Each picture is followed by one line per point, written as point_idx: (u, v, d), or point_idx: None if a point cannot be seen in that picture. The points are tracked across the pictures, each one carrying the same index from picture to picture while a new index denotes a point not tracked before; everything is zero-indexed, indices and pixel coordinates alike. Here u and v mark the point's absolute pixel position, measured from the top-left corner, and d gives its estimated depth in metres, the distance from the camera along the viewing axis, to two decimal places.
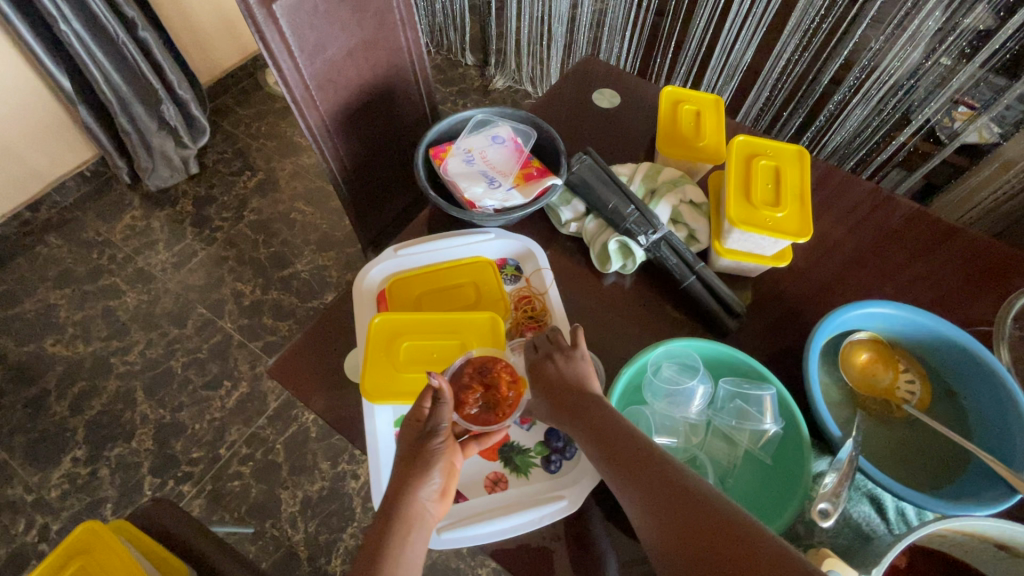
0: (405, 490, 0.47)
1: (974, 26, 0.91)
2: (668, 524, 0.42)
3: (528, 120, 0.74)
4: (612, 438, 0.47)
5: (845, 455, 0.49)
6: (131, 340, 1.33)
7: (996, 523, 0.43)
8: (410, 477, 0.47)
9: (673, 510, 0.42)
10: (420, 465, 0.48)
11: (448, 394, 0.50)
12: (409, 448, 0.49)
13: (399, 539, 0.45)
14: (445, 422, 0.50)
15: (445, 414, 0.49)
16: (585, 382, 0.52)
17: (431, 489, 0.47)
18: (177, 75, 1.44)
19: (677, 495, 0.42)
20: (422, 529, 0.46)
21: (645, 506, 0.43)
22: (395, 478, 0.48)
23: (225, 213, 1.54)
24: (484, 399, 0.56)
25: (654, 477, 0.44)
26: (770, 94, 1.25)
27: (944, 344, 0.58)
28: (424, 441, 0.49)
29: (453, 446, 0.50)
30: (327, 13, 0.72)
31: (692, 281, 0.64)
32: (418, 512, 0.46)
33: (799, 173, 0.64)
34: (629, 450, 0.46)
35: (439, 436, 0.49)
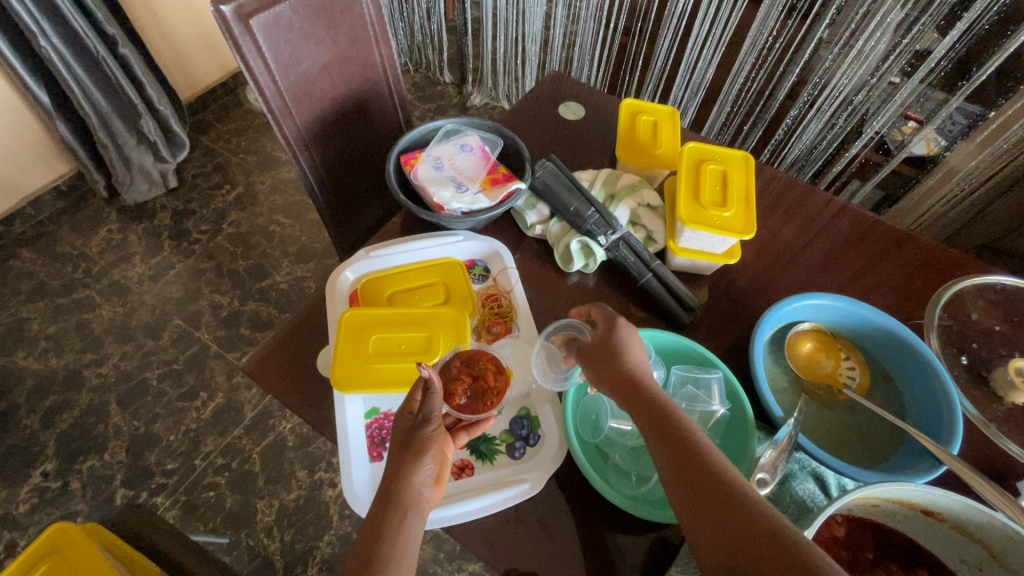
0: (401, 476, 0.49)
1: (913, 46, 0.97)
2: (702, 514, 0.43)
3: (495, 129, 0.78)
4: (661, 427, 0.48)
5: (784, 433, 0.52)
6: (106, 353, 1.32)
7: (918, 488, 0.46)
8: (405, 464, 0.49)
9: (708, 500, 0.43)
10: (414, 452, 0.50)
11: (438, 385, 0.52)
12: (405, 436, 0.51)
13: (397, 523, 0.46)
14: (436, 411, 0.51)
15: (435, 404, 0.51)
16: (641, 371, 0.53)
17: (426, 475, 0.49)
18: (156, 91, 1.46)
19: (716, 492, 0.43)
20: (420, 515, 0.48)
21: (685, 495, 0.45)
22: (391, 466, 0.50)
23: (204, 226, 1.55)
24: (473, 390, 0.59)
25: (698, 470, 0.45)
26: (731, 110, 1.32)
27: (879, 331, 0.63)
28: (419, 429, 0.51)
29: (442, 433, 0.52)
30: (302, 30, 0.76)
31: (649, 278, 0.68)
32: (414, 498, 0.48)
33: (744, 175, 0.69)
34: (678, 439, 0.47)
35: (432, 424, 0.51)
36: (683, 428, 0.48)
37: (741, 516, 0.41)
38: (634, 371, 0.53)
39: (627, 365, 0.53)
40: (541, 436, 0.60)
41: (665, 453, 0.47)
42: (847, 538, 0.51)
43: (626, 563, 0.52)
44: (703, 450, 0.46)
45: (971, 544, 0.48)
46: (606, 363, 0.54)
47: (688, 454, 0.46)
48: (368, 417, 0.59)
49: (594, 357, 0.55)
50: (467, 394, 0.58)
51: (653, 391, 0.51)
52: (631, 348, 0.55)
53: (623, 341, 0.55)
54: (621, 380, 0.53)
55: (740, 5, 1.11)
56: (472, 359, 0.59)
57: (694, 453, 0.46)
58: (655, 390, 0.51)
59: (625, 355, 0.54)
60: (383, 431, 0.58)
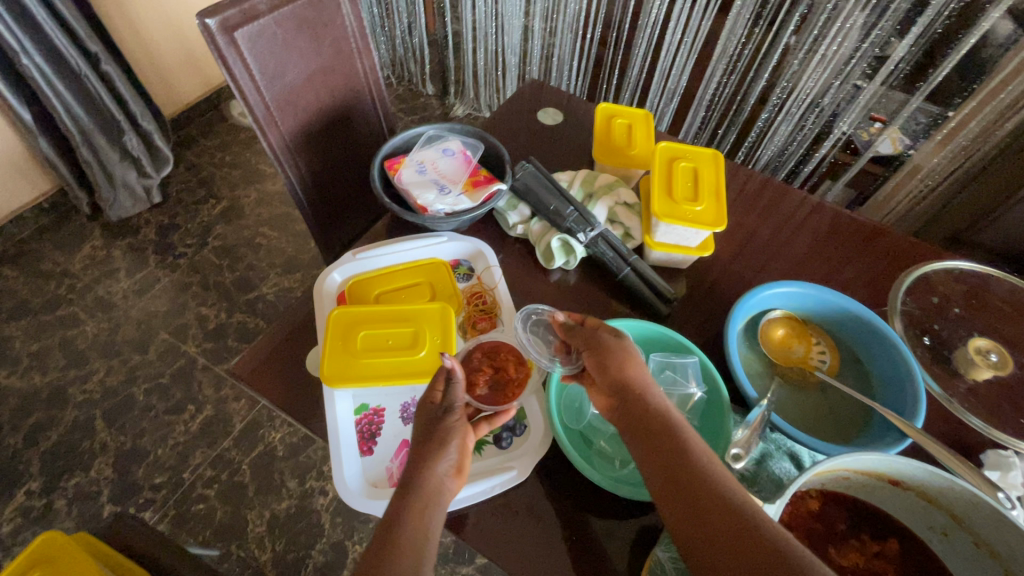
0: (425, 463, 0.50)
1: (872, 50, 1.03)
2: (693, 521, 0.44)
3: (475, 134, 0.81)
4: (660, 439, 0.49)
5: (756, 414, 0.55)
6: (90, 369, 1.31)
7: (883, 458, 0.49)
8: (429, 452, 0.51)
9: (699, 510, 0.44)
10: (437, 441, 0.52)
11: (460, 375, 0.55)
12: (428, 426, 0.53)
13: (421, 509, 0.47)
14: (459, 402, 0.54)
15: (458, 394, 0.54)
16: (643, 377, 0.53)
17: (448, 463, 0.51)
18: (140, 107, 1.47)
19: (711, 500, 0.44)
20: (442, 503, 0.49)
21: (678, 502, 0.45)
22: (413, 454, 0.51)
23: (189, 240, 1.55)
24: (494, 382, 0.62)
25: (697, 479, 0.45)
26: (705, 115, 1.37)
27: (845, 315, 0.67)
28: (442, 419, 0.53)
29: (463, 424, 0.54)
30: (286, 42, 0.78)
31: (627, 272, 0.71)
32: (436, 485, 0.49)
33: (715, 172, 0.73)
34: (677, 448, 0.48)
35: (455, 415, 0.53)
36: (679, 438, 0.48)
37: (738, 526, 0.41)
38: (635, 376, 0.53)
39: (629, 371, 0.53)
40: (527, 426, 0.62)
41: (662, 461, 0.47)
42: (823, 513, 0.53)
43: (613, 546, 0.54)
44: (701, 462, 0.46)
45: (936, 511, 0.51)
46: (606, 367, 0.54)
47: (686, 463, 0.46)
48: (358, 412, 0.60)
49: (594, 359, 0.55)
50: (487, 386, 0.61)
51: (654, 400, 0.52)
52: (632, 353, 0.55)
53: (625, 347, 0.55)
54: (621, 386, 0.53)
55: (710, 13, 1.17)
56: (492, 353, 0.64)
57: (692, 462, 0.46)
58: (656, 398, 0.52)
59: (627, 360, 0.54)
60: (373, 425, 0.60)
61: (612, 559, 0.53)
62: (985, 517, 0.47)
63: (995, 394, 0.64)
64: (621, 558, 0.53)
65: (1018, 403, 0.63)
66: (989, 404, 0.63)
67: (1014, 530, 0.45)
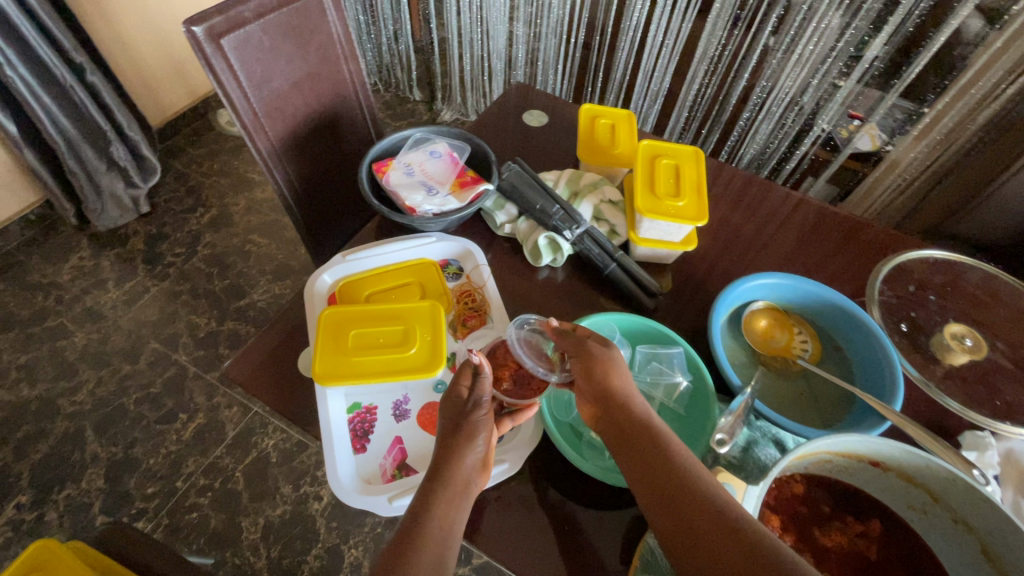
0: (454, 455, 0.51)
1: (847, 48, 1.06)
2: (679, 530, 0.45)
3: (461, 136, 0.82)
4: (646, 447, 0.50)
5: (739, 402, 0.56)
6: (80, 380, 1.30)
7: (861, 440, 0.50)
8: (457, 445, 0.51)
9: (685, 517, 0.45)
10: (465, 435, 0.52)
11: (488, 369, 0.56)
12: (455, 418, 0.54)
13: (448, 503, 0.48)
14: (486, 396, 0.55)
15: (486, 388, 0.54)
16: (627, 387, 0.54)
17: (476, 457, 0.51)
18: (126, 117, 1.47)
19: (695, 507, 0.44)
20: (468, 497, 0.50)
21: (664, 513, 0.46)
22: (441, 447, 0.52)
23: (178, 249, 1.55)
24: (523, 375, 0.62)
25: (680, 487, 0.46)
26: (688, 116, 1.39)
27: (825, 304, 0.68)
28: (469, 413, 0.53)
29: (490, 418, 0.54)
30: (272, 48, 0.79)
31: (613, 267, 0.72)
32: (463, 480, 0.50)
33: (696, 169, 0.74)
34: (660, 457, 0.49)
35: (482, 409, 0.54)
36: (663, 448, 0.49)
37: (721, 529, 0.42)
38: (619, 386, 0.54)
39: (613, 380, 0.54)
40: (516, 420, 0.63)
41: (648, 474, 0.48)
42: (807, 495, 0.55)
43: (606, 533, 0.55)
44: (685, 468, 0.47)
45: (916, 490, 0.52)
46: (591, 377, 0.55)
47: (669, 472, 0.47)
48: (350, 411, 0.61)
49: (581, 368, 0.56)
50: (514, 380, 0.62)
51: (639, 409, 0.53)
52: (618, 361, 0.56)
53: (612, 355, 0.56)
54: (605, 397, 0.54)
55: (689, 16, 1.20)
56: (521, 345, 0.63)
57: (676, 470, 0.47)
58: (639, 407, 0.53)
59: (611, 370, 0.55)
60: (366, 423, 0.61)
61: (605, 546, 0.54)
62: (962, 494, 0.49)
63: (971, 377, 0.66)
64: (612, 545, 0.54)
65: (993, 385, 0.65)
66: (966, 386, 0.65)
67: (989, 505, 0.47)
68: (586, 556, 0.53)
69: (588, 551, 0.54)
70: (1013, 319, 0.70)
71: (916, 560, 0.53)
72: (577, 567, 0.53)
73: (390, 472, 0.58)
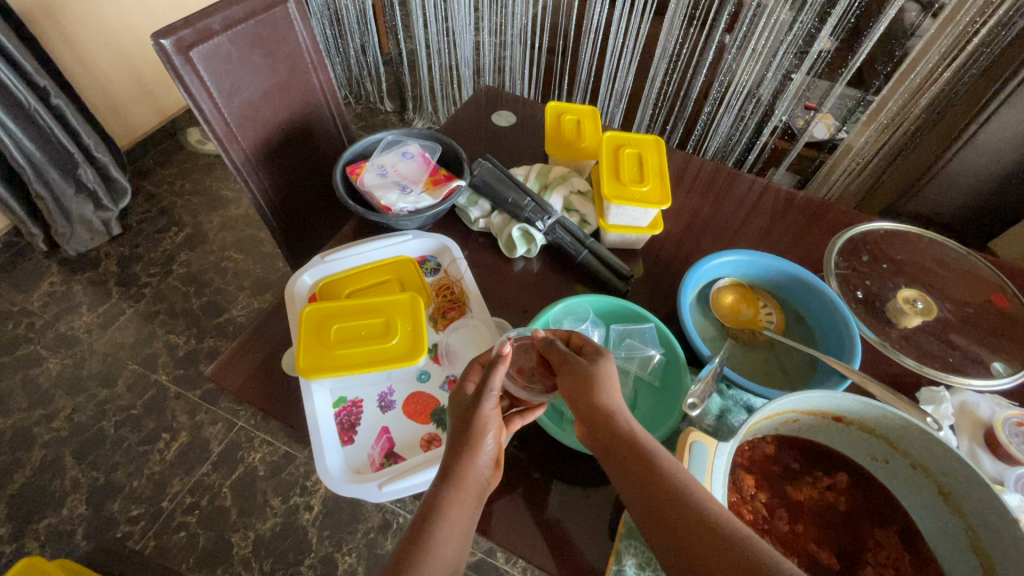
0: (467, 453, 0.49)
1: (795, 41, 1.09)
2: (678, 551, 0.43)
3: (432, 137, 0.85)
4: (634, 463, 0.48)
5: (710, 369, 0.59)
6: (56, 407, 1.27)
7: (826, 397, 0.53)
8: (466, 444, 0.50)
9: (681, 534, 0.43)
10: (476, 431, 0.50)
11: (502, 365, 0.52)
12: (464, 413, 0.51)
13: (459, 513, 0.46)
14: (496, 389, 0.52)
15: (495, 380, 0.51)
16: (611, 401, 0.52)
17: (487, 455, 0.50)
18: (94, 139, 1.45)
19: (690, 524, 0.43)
20: (479, 499, 0.49)
21: (657, 532, 0.45)
22: (454, 444, 0.50)
23: (152, 269, 1.54)
24: (529, 373, 0.59)
25: (670, 504, 0.45)
26: (653, 113, 1.44)
27: (785, 277, 0.72)
28: (477, 405, 0.51)
29: (497, 411, 0.52)
30: (240, 60, 0.81)
31: (585, 254, 0.75)
32: (476, 481, 0.49)
33: (658, 156, 0.78)
34: (648, 471, 0.47)
35: (489, 400, 0.51)
36: (652, 461, 0.47)
37: (716, 548, 0.41)
38: (606, 401, 0.52)
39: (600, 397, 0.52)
40: None
41: (639, 491, 0.47)
42: (778, 455, 0.58)
43: (592, 507, 0.57)
44: (675, 480, 0.46)
45: (876, 441, 0.55)
46: (578, 395, 0.53)
47: (658, 488, 0.46)
48: (336, 405, 0.62)
49: (568, 387, 0.54)
50: (521, 379, 0.58)
51: (627, 424, 0.51)
52: (607, 375, 0.53)
53: (599, 368, 0.54)
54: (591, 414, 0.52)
55: (647, 16, 1.23)
56: (523, 348, 0.60)
57: (666, 486, 0.46)
58: (625, 422, 0.51)
59: (597, 387, 0.52)
60: (352, 416, 0.62)
61: (591, 517, 0.57)
62: (918, 440, 0.52)
63: (923, 337, 0.70)
64: (596, 519, 0.56)
65: (943, 344, 0.70)
66: (918, 346, 0.70)
67: (941, 447, 0.50)
68: (570, 530, 0.55)
69: (575, 524, 0.56)
70: (957, 280, 0.76)
71: (883, 511, 0.56)
72: (562, 540, 0.55)
73: (379, 460, 0.59)
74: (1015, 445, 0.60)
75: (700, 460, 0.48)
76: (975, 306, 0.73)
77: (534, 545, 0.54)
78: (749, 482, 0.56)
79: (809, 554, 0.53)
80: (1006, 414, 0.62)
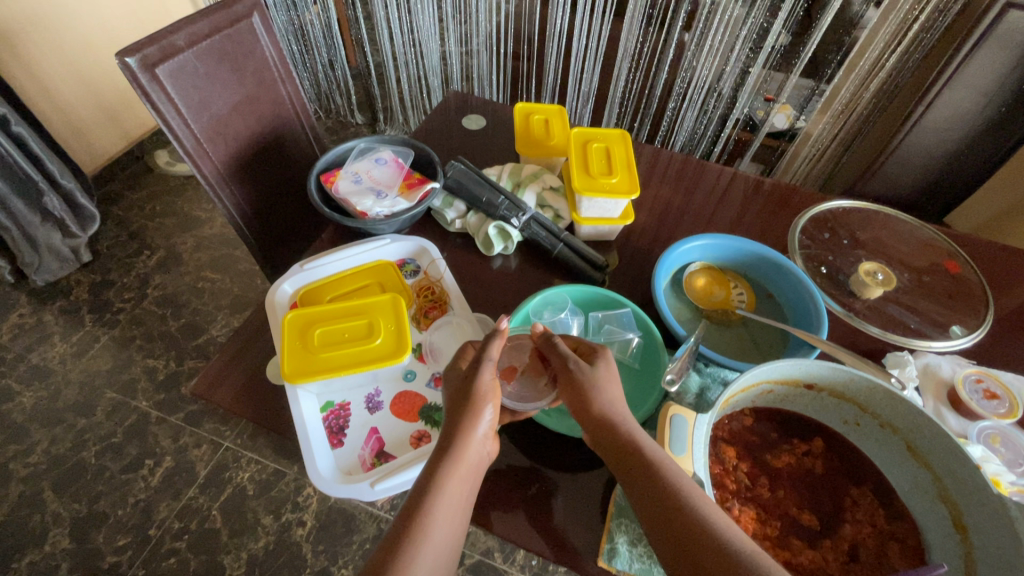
0: (466, 426, 0.50)
1: (749, 35, 1.13)
2: (672, 542, 0.44)
3: (404, 142, 0.86)
4: (635, 465, 0.48)
5: (686, 347, 0.62)
6: (32, 441, 1.24)
7: (797, 365, 0.55)
8: (465, 416, 0.51)
9: (676, 526, 0.44)
10: (475, 403, 0.51)
11: (496, 345, 0.55)
12: (462, 387, 0.53)
13: (456, 491, 0.47)
14: (491, 362, 0.54)
15: (492, 353, 0.54)
16: (614, 406, 0.53)
17: (487, 426, 0.51)
18: (57, 165, 1.41)
19: (688, 520, 0.44)
20: (477, 473, 0.50)
21: (646, 514, 0.46)
22: (452, 417, 0.51)
23: (126, 294, 1.51)
24: (526, 372, 0.60)
25: (666, 501, 0.45)
26: (620, 112, 1.48)
27: (752, 257, 0.75)
28: (476, 375, 0.53)
29: (494, 381, 0.54)
30: (207, 75, 0.81)
31: (561, 247, 0.77)
32: (474, 453, 0.50)
33: (625, 149, 0.81)
34: (646, 471, 0.48)
35: (487, 369, 0.53)
36: (652, 461, 0.48)
37: (711, 543, 0.42)
38: (606, 399, 0.53)
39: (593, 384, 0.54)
40: None
41: (639, 489, 0.47)
42: (756, 426, 0.61)
43: (583, 488, 0.59)
44: (673, 479, 0.46)
45: (846, 404, 0.58)
46: (574, 400, 0.55)
47: (656, 486, 0.46)
48: (324, 410, 0.63)
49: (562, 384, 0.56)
50: (519, 380, 0.60)
51: (626, 429, 0.51)
52: (607, 379, 0.55)
53: (596, 373, 0.55)
54: (579, 398, 0.54)
55: (607, 18, 1.27)
56: (521, 346, 0.62)
57: (667, 485, 0.46)
58: (624, 429, 0.51)
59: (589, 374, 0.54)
60: (341, 419, 0.62)
61: (584, 502, 0.58)
62: (883, 400, 0.55)
63: (885, 306, 0.74)
64: (591, 504, 0.58)
65: (904, 310, 0.74)
66: (882, 314, 0.73)
67: (905, 404, 0.53)
68: (565, 514, 0.57)
69: (567, 506, 0.57)
70: (913, 247, 0.80)
71: (857, 471, 0.59)
72: (558, 528, 0.56)
73: (369, 461, 0.59)
74: (975, 401, 0.63)
75: (679, 431, 0.51)
76: (929, 272, 0.77)
77: (529, 532, 0.55)
78: (730, 453, 0.58)
79: (791, 517, 0.56)
80: (966, 372, 0.65)
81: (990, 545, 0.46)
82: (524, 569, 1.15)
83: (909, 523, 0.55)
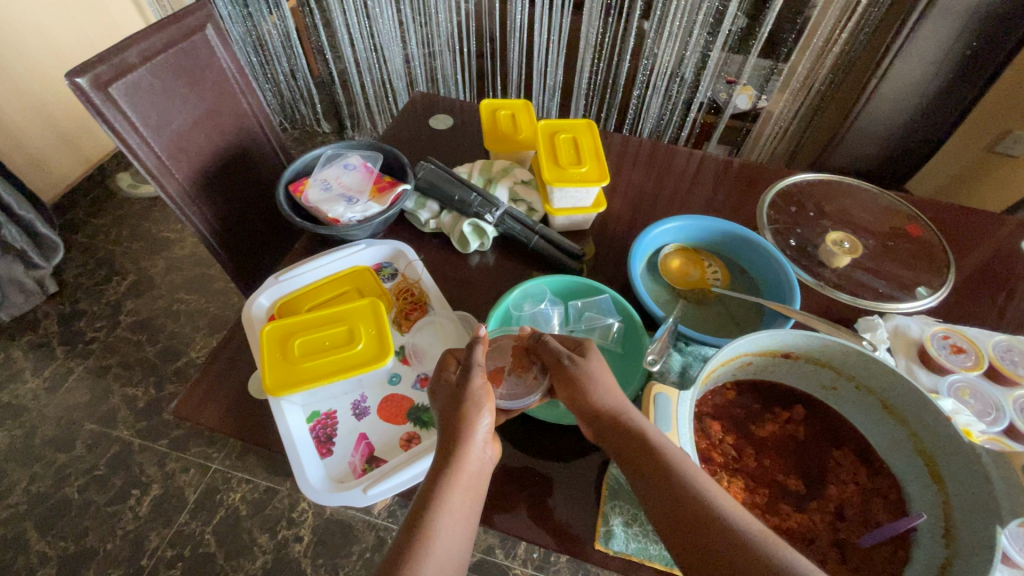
0: (462, 435, 0.50)
1: (706, 19, 1.15)
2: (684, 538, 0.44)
3: (372, 146, 0.85)
4: (647, 458, 0.48)
5: (665, 328, 0.63)
6: (11, 481, 1.20)
7: (774, 336, 0.56)
8: (460, 425, 0.50)
9: (690, 521, 0.44)
10: (467, 412, 0.51)
11: (479, 352, 0.54)
12: (454, 396, 0.53)
13: (457, 501, 0.47)
14: (478, 370, 0.53)
15: (476, 359, 0.53)
16: (620, 402, 0.54)
17: (484, 431, 0.51)
18: (14, 196, 1.34)
19: (703, 516, 0.44)
20: (480, 480, 0.50)
21: (659, 513, 0.46)
22: (448, 427, 0.51)
23: (98, 322, 1.47)
24: (513, 371, 0.60)
25: (679, 494, 0.45)
26: (586, 103, 1.49)
27: (723, 236, 0.77)
28: (466, 383, 0.52)
29: (487, 387, 0.53)
30: (164, 90, 0.79)
31: (536, 240, 0.77)
32: (473, 462, 0.49)
33: (592, 138, 0.82)
34: (657, 465, 0.47)
35: (477, 374, 0.53)
36: (665, 454, 0.48)
37: (725, 537, 0.42)
38: (610, 398, 0.54)
39: (600, 391, 0.54)
40: None
41: (651, 481, 0.47)
42: (739, 399, 0.62)
43: (576, 475, 0.59)
44: (685, 472, 0.46)
45: (824, 370, 0.60)
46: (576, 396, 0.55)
47: (667, 480, 0.46)
48: (310, 420, 0.62)
49: (567, 386, 0.56)
50: (508, 380, 0.60)
51: (639, 422, 0.51)
52: (598, 368, 0.56)
53: (590, 364, 0.56)
54: (587, 403, 0.54)
55: (566, 11, 1.27)
56: (502, 348, 0.62)
57: (679, 478, 0.46)
58: (637, 421, 0.51)
59: (592, 380, 0.55)
60: (328, 428, 0.62)
61: (578, 489, 0.58)
62: (858, 362, 0.56)
63: (854, 272, 0.77)
64: (586, 491, 0.58)
65: (871, 275, 0.76)
66: (851, 281, 0.76)
67: (878, 365, 0.55)
68: (560, 503, 0.57)
69: (561, 493, 0.58)
70: (876, 214, 0.83)
71: (838, 434, 0.61)
72: (554, 517, 0.56)
73: (360, 466, 0.59)
74: (944, 356, 0.65)
75: (664, 409, 0.51)
76: (893, 237, 0.80)
77: (527, 523, 0.56)
78: (715, 427, 0.59)
79: (778, 484, 0.57)
80: (933, 330, 0.68)
81: (964, 492, 0.48)
82: (526, 564, 1.15)
83: (889, 478, 0.57)
